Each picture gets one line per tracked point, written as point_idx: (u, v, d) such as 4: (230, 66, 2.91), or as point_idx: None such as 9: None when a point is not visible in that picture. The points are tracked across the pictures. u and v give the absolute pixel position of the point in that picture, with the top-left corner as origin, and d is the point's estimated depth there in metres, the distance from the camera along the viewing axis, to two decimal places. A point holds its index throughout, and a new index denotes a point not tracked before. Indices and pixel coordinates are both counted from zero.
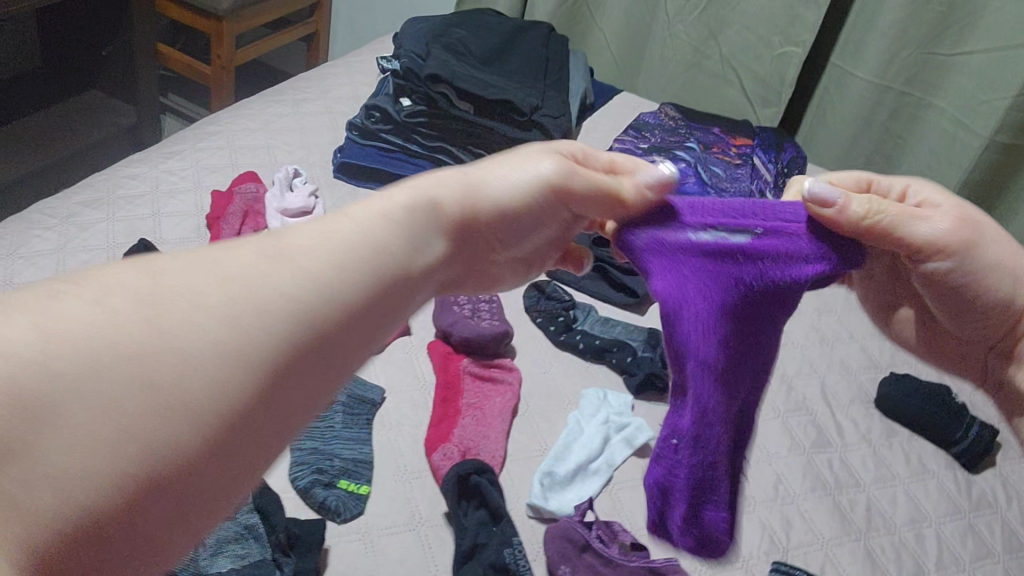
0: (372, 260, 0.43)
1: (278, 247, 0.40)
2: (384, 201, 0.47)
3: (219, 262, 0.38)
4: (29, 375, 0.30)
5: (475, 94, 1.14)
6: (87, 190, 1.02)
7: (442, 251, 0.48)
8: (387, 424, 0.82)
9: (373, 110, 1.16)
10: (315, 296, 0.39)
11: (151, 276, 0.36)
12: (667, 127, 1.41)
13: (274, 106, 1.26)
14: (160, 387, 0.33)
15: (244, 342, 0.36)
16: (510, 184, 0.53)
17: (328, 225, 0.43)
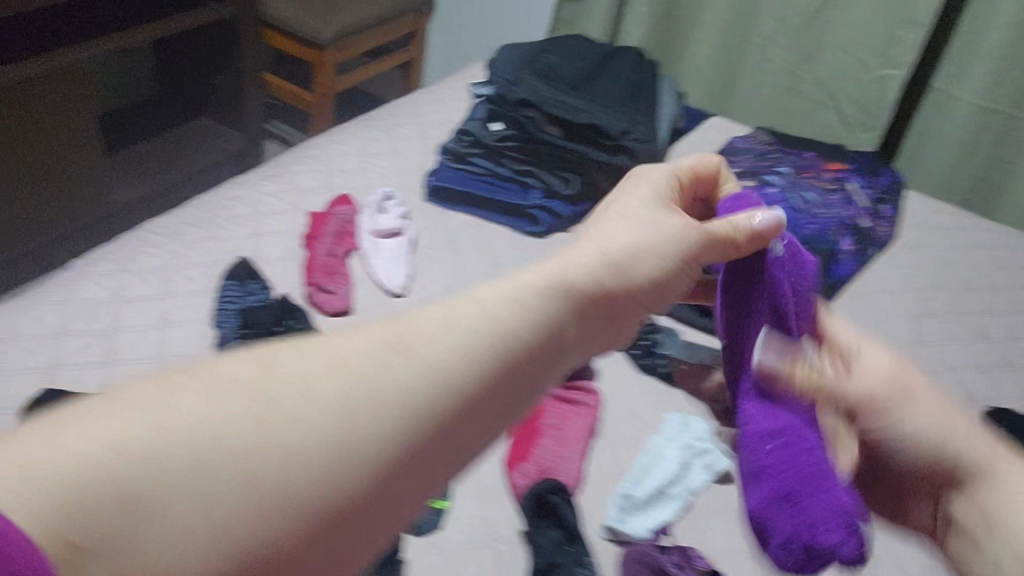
0: (494, 343, 0.42)
1: (397, 339, 0.40)
2: (502, 292, 0.45)
3: (334, 361, 0.38)
4: (139, 464, 0.31)
5: (563, 117, 1.16)
6: (195, 210, 1.09)
7: (564, 319, 0.46)
8: None
9: (464, 136, 1.19)
10: (431, 385, 0.38)
11: (272, 362, 0.37)
12: (757, 151, 1.39)
13: (370, 131, 1.31)
14: (262, 481, 0.32)
15: (352, 434, 0.35)
16: (646, 240, 0.54)
17: (457, 314, 0.43)
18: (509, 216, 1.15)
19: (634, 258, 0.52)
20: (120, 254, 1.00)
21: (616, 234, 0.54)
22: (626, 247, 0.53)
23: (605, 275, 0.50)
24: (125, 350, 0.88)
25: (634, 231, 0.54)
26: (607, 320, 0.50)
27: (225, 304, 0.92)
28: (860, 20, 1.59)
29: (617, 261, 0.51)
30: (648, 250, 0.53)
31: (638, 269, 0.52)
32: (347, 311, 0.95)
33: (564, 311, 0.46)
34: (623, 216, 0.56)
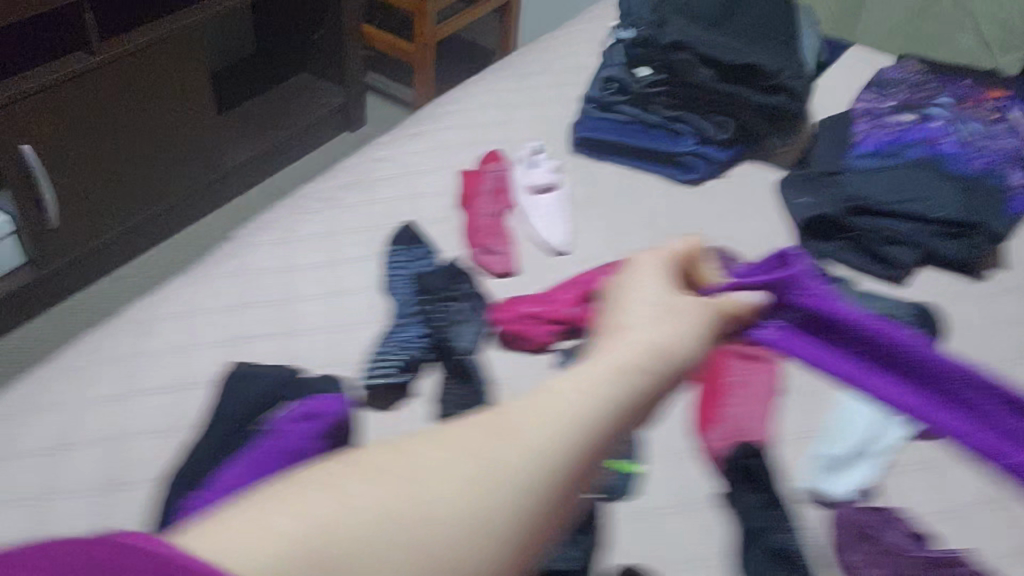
0: (594, 416, 0.45)
1: (499, 420, 0.44)
2: (584, 375, 0.47)
3: (447, 455, 0.41)
4: (328, 537, 0.35)
5: (716, 57, 1.10)
6: (345, 175, 1.08)
7: (637, 399, 0.48)
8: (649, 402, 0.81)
9: (611, 82, 1.16)
10: (544, 458, 0.42)
11: (401, 449, 0.41)
12: (914, 83, 1.31)
13: (503, 84, 1.29)
14: (428, 550, 0.37)
15: (489, 510, 0.39)
16: (677, 318, 0.55)
17: (555, 391, 0.46)
18: (663, 166, 1.12)
19: (673, 336, 0.53)
20: (280, 225, 1.00)
21: (644, 317, 0.53)
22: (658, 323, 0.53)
23: (654, 350, 0.51)
24: (301, 319, 0.88)
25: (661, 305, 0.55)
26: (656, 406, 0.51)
27: (397, 271, 0.92)
28: None
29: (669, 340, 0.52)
30: (673, 331, 0.53)
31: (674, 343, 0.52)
32: (512, 272, 0.94)
33: (632, 392, 0.47)
34: (647, 303, 0.55)
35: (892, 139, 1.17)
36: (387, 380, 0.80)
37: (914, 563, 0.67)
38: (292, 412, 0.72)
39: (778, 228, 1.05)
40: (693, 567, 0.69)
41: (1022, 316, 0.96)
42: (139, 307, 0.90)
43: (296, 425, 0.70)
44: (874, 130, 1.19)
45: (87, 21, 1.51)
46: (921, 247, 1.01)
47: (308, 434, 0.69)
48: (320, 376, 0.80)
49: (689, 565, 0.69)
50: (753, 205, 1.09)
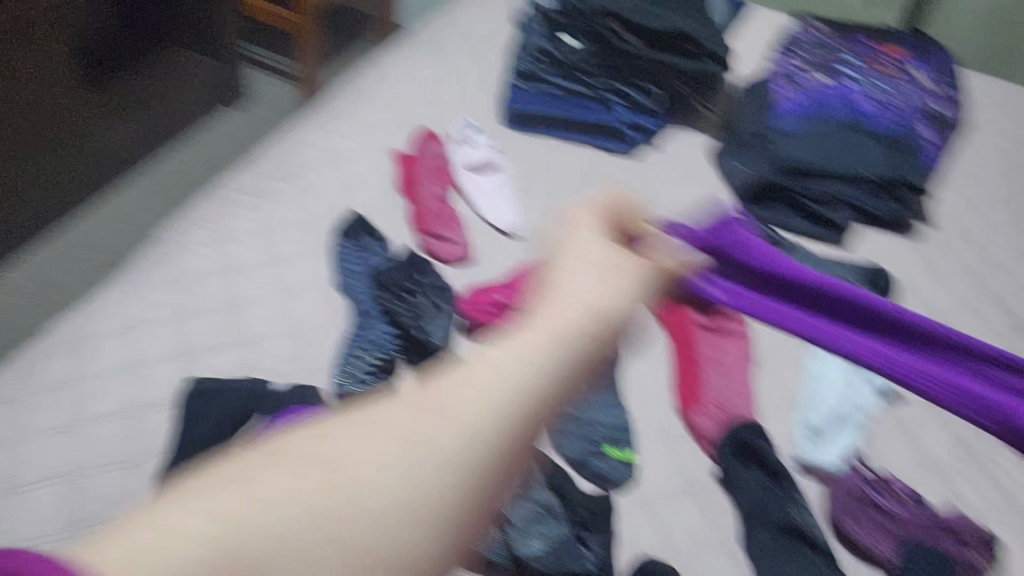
0: (522, 392, 0.42)
1: (422, 400, 0.41)
2: (510, 343, 0.45)
3: (368, 440, 0.38)
4: (239, 537, 0.32)
5: (645, 26, 1.08)
6: (269, 161, 1.00)
7: (569, 371, 0.45)
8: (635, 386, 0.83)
9: (537, 53, 1.13)
10: (473, 442, 0.39)
11: (320, 435, 0.39)
12: (818, 42, 1.34)
13: (419, 52, 1.22)
14: (347, 544, 0.34)
15: (416, 498, 0.37)
16: (607, 277, 0.51)
17: (481, 366, 0.43)
18: (599, 136, 1.10)
19: (602, 299, 0.49)
20: (210, 221, 0.92)
21: (571, 274, 0.51)
22: (587, 276, 0.50)
23: (586, 310, 0.47)
24: (255, 327, 0.82)
25: (583, 261, 0.52)
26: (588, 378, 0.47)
27: (346, 265, 0.86)
28: None
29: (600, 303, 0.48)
30: (612, 292, 0.49)
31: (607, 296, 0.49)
32: (467, 260, 0.90)
33: (570, 356, 0.45)
34: (582, 270, 0.51)
35: (810, 102, 1.19)
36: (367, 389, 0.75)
37: (912, 526, 0.73)
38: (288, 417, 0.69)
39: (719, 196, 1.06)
40: (704, 550, 0.71)
41: (950, 269, 1.02)
42: (63, 325, 0.80)
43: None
44: (789, 93, 1.21)
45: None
46: (851, 208, 1.06)
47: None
48: (297, 391, 0.75)
49: (700, 550, 0.71)
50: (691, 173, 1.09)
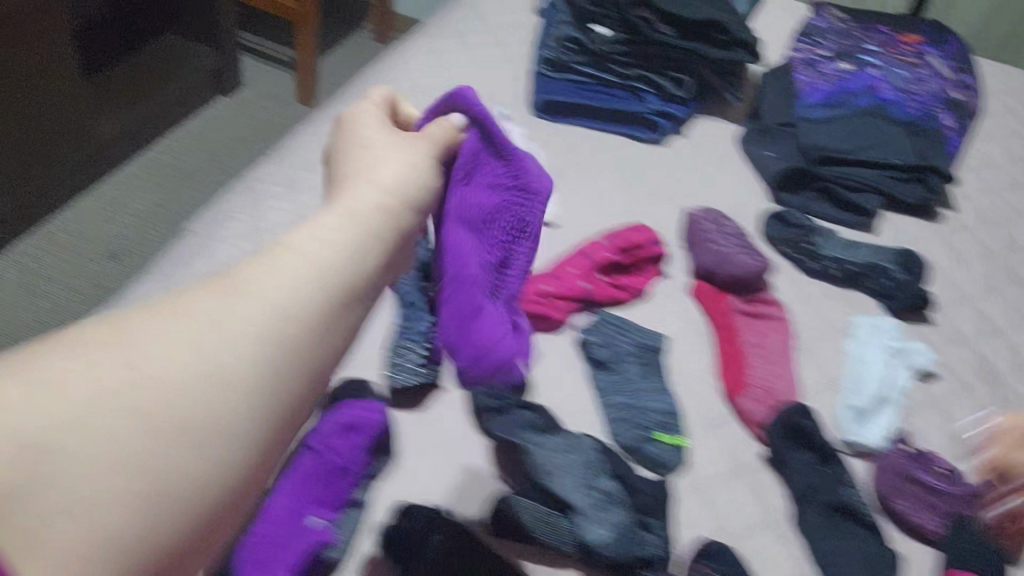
0: (326, 287, 0.50)
1: (231, 288, 0.47)
2: (313, 230, 0.52)
3: (183, 328, 0.44)
4: (62, 423, 0.37)
5: (677, 15, 1.08)
6: (301, 152, 1.00)
7: (374, 264, 0.53)
8: (680, 371, 0.82)
9: (566, 41, 1.11)
10: (280, 329, 0.46)
11: (125, 325, 0.43)
12: (839, 30, 1.34)
13: (441, 42, 1.22)
14: (166, 427, 0.40)
15: (231, 386, 0.43)
16: (408, 163, 0.60)
17: (286, 257, 0.50)
18: (625, 128, 1.11)
19: (402, 195, 0.57)
20: (245, 210, 0.91)
21: (383, 162, 0.59)
22: (396, 173, 0.58)
23: (389, 200, 0.56)
24: None
25: (399, 161, 0.60)
26: (389, 266, 0.56)
27: None
28: None
29: (399, 197, 0.57)
30: (413, 175, 0.59)
31: (412, 187, 0.59)
32: None
33: (368, 248, 0.53)
34: (378, 157, 0.60)
35: (836, 88, 1.19)
36: (417, 382, 0.75)
37: (954, 502, 0.74)
38: (343, 410, 0.70)
39: (747, 183, 1.06)
40: (756, 532, 0.71)
41: (976, 253, 1.03)
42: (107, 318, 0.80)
43: (354, 434, 0.68)
44: (814, 79, 1.21)
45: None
46: (879, 193, 1.06)
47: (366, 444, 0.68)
48: (346, 383, 0.75)
49: (752, 532, 0.71)
50: (720, 160, 1.10)
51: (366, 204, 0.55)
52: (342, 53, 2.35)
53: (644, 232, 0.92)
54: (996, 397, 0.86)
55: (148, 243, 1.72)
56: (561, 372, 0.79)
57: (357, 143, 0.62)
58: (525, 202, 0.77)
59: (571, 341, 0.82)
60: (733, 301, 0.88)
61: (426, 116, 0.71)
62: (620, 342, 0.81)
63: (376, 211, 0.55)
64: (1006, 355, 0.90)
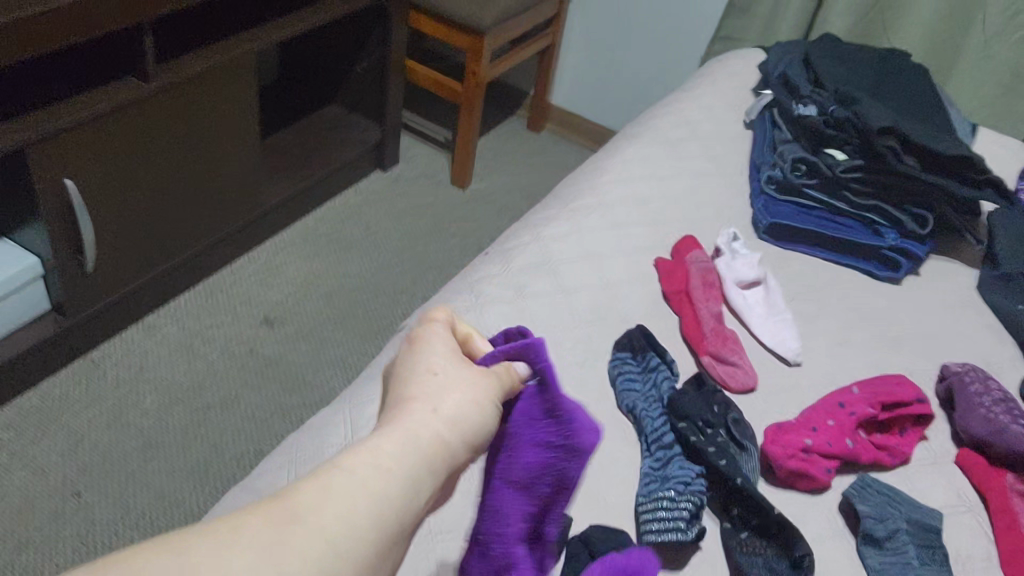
0: (386, 514, 0.43)
1: (285, 513, 0.41)
2: (371, 452, 0.46)
3: (237, 559, 0.38)
4: None
5: (928, 148, 1.00)
6: (523, 252, 0.94)
7: (437, 487, 0.47)
8: (960, 556, 0.72)
9: (798, 164, 1.06)
10: (336, 566, 0.40)
11: (165, 552, 0.37)
12: None
13: (652, 146, 1.17)
14: None
15: None
16: (466, 398, 0.51)
17: (354, 473, 0.44)
18: (861, 260, 1.02)
19: (468, 417, 0.50)
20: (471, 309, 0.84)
21: (444, 388, 0.52)
22: (459, 396, 0.51)
23: (447, 428, 0.49)
24: None
25: (467, 387, 0.52)
26: (448, 484, 0.50)
27: (630, 383, 0.80)
28: None
29: (466, 418, 0.50)
30: (479, 405, 0.52)
31: (472, 419, 0.51)
32: (756, 389, 0.84)
33: (432, 468, 0.47)
34: (441, 378, 0.52)
35: None
36: (680, 538, 0.67)
37: None
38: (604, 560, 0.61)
39: (996, 338, 0.97)
40: None
41: None
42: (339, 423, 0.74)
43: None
44: None
45: (145, 47, 1.33)
46: None
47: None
48: (601, 531, 0.68)
49: None
50: (961, 306, 1.01)
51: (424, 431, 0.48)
52: (492, 146, 2.41)
53: (905, 385, 0.83)
54: None
55: (302, 317, 1.70)
56: (827, 543, 0.71)
57: (416, 360, 0.54)
58: (567, 459, 0.61)
59: (834, 505, 0.74)
60: (1013, 475, 0.77)
61: (490, 356, 0.58)
62: (893, 513, 0.71)
63: (446, 430, 0.49)
64: None
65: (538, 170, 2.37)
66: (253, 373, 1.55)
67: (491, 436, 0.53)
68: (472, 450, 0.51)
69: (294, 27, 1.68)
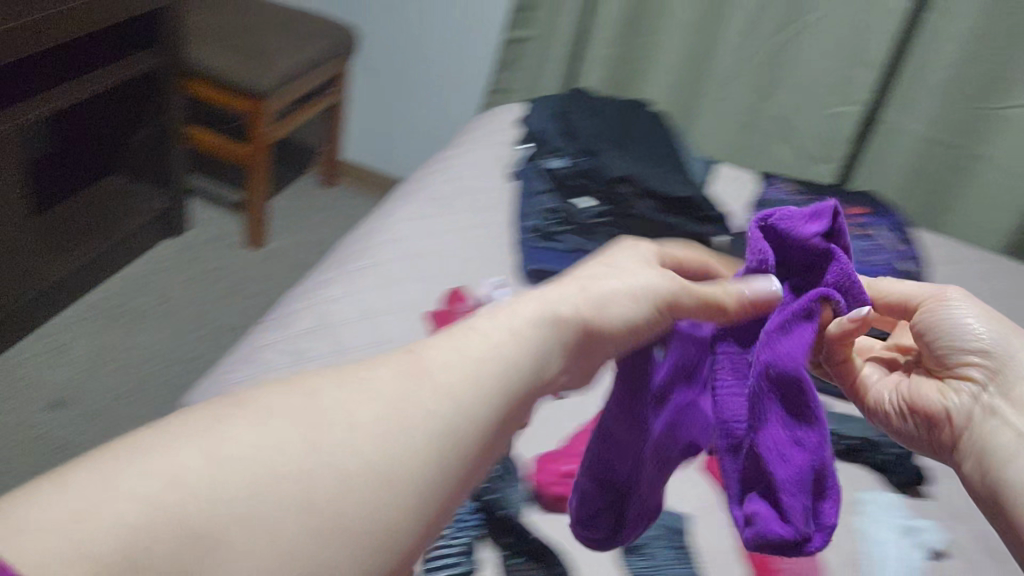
0: (505, 372, 0.54)
1: (414, 362, 0.52)
2: (499, 322, 0.57)
3: (384, 387, 0.49)
4: (190, 490, 0.38)
5: (660, 191, 1.16)
6: (296, 322, 0.99)
7: (562, 360, 0.59)
8: (702, 552, 0.81)
9: (553, 212, 1.18)
10: (468, 401, 0.50)
11: (308, 387, 0.48)
12: (792, 202, 1.44)
13: (422, 209, 1.26)
14: (326, 499, 0.42)
15: (410, 455, 0.46)
16: (635, 283, 0.64)
17: (485, 336, 0.56)
18: None
19: (638, 299, 0.64)
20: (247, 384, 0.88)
21: (605, 275, 0.65)
22: (606, 291, 0.63)
23: (587, 313, 0.61)
24: None
25: (626, 279, 0.64)
26: (594, 348, 0.62)
27: None
28: (821, 50, 1.90)
29: (602, 295, 0.63)
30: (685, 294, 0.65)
31: (612, 315, 0.62)
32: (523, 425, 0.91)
33: (566, 335, 0.59)
34: (614, 270, 0.66)
35: None
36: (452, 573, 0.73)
37: None
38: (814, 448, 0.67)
39: None
40: None
41: None
42: None
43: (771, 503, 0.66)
44: None
45: None
46: None
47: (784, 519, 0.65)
48: None
49: None
50: None
51: (564, 308, 0.60)
52: (287, 205, 2.41)
53: None
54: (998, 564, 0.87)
55: (93, 395, 1.64)
56: (590, 556, 0.78)
57: (604, 261, 0.68)
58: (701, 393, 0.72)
59: None
60: None
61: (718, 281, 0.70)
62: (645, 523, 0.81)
63: (588, 312, 0.61)
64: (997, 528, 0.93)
65: (336, 225, 2.40)
66: (42, 459, 1.48)
67: (668, 303, 0.64)
68: (651, 319, 0.64)
69: (65, 98, 1.64)
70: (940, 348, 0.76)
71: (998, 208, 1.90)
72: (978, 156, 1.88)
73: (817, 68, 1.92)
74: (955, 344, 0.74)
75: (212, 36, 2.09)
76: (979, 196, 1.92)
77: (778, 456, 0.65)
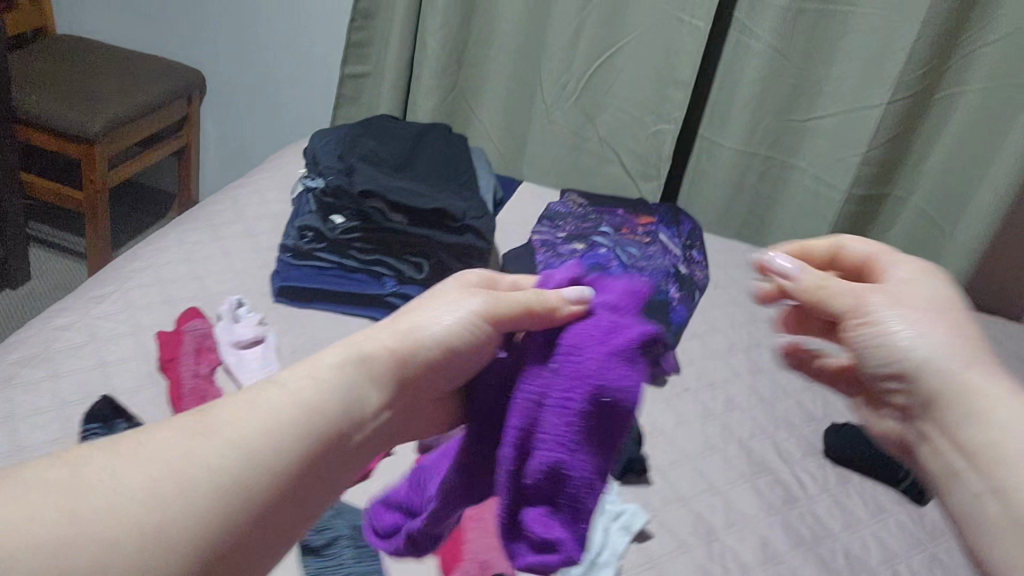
0: (307, 417, 0.63)
1: (214, 421, 0.61)
2: (307, 372, 0.67)
3: (179, 442, 0.58)
4: None
5: (408, 205, 1.18)
6: (19, 347, 0.96)
7: (377, 397, 0.69)
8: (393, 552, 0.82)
9: (306, 230, 1.19)
10: (271, 444, 0.60)
11: (91, 456, 0.56)
12: (577, 214, 1.49)
13: (190, 233, 1.25)
14: (118, 532, 0.51)
15: (204, 495, 0.55)
16: (448, 314, 0.75)
17: (291, 385, 0.65)
18: (365, 307, 1.16)
19: (451, 322, 0.74)
20: None
21: (422, 315, 0.76)
22: (425, 322, 0.74)
23: (400, 343, 0.72)
24: None
25: (440, 315, 0.75)
26: (411, 374, 0.72)
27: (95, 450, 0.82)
28: (635, 70, 1.97)
29: (409, 328, 0.74)
30: (501, 304, 0.75)
31: (426, 335, 0.73)
32: None
33: (381, 367, 0.70)
34: (433, 308, 0.76)
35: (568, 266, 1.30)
36: None
37: None
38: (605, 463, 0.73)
39: None
40: None
41: (695, 413, 1.10)
42: None
43: (565, 530, 0.71)
44: (551, 259, 1.33)
45: None
46: None
47: (570, 547, 0.72)
48: None
49: None
50: None
51: (370, 344, 0.71)
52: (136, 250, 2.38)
53: None
54: (708, 550, 0.89)
55: None
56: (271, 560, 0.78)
57: (432, 299, 0.78)
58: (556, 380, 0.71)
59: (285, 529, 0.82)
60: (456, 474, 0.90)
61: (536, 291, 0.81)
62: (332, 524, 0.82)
63: (399, 343, 0.72)
64: (719, 513, 0.94)
65: None
66: None
67: (484, 318, 0.75)
68: (464, 336, 0.74)
69: None
70: (880, 370, 0.68)
71: (813, 215, 1.99)
72: (791, 165, 1.98)
73: (633, 87, 1.99)
74: (879, 366, 0.68)
75: (33, 85, 2.05)
76: (796, 202, 2.01)
77: (586, 487, 0.70)
